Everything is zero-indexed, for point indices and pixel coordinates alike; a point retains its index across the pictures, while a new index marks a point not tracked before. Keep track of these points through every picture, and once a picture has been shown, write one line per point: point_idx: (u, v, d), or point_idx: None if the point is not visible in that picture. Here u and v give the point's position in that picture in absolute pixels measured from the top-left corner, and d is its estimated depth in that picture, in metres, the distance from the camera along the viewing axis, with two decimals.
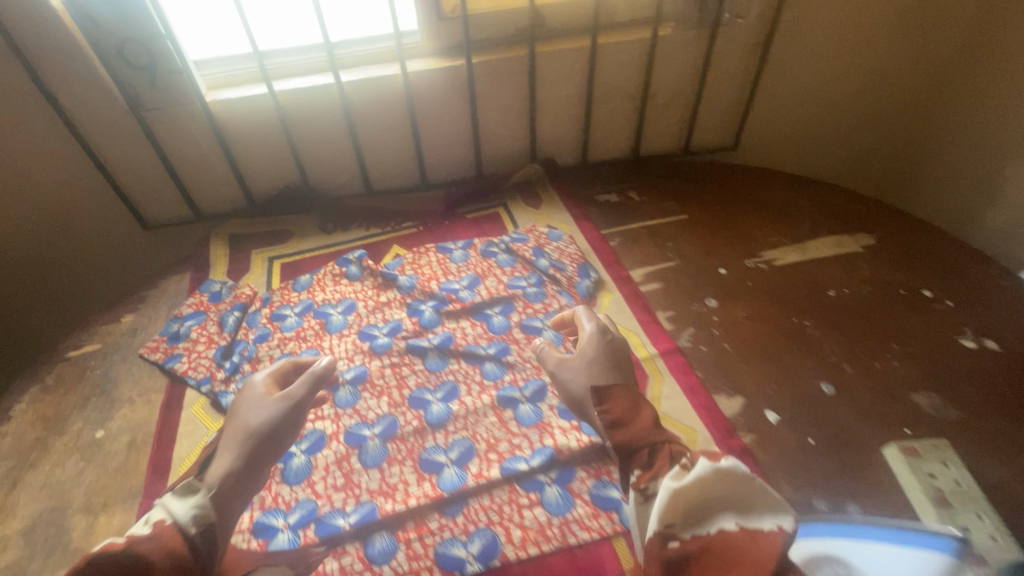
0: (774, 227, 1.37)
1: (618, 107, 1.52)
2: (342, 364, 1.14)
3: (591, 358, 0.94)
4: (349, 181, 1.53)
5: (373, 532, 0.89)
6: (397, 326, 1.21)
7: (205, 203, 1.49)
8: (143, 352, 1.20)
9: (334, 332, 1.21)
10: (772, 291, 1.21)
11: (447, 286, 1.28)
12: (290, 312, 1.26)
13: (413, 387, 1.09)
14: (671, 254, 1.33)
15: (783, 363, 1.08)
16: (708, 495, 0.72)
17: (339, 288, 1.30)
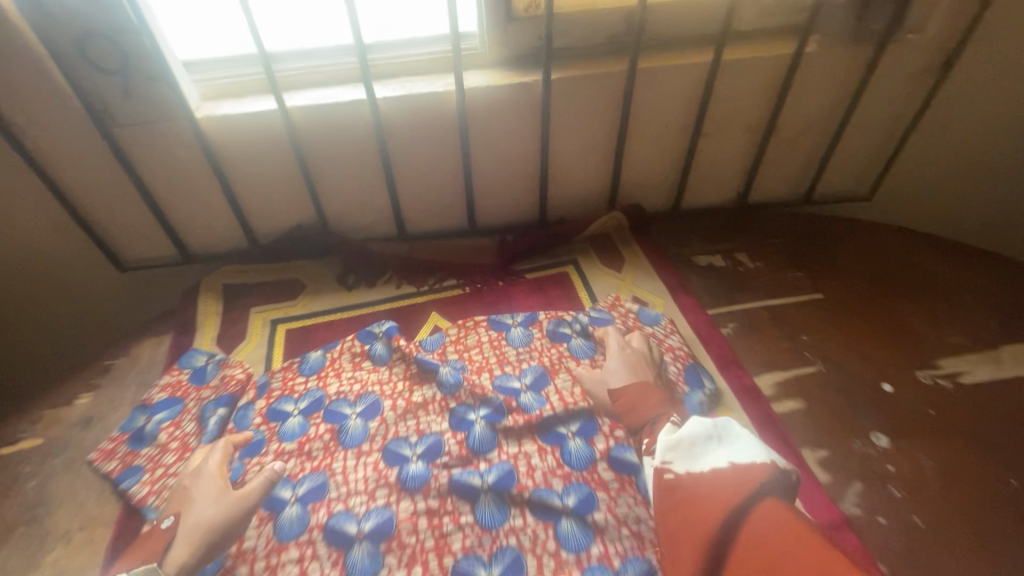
0: (950, 320, 1.01)
1: (731, 143, 1.17)
2: (359, 504, 0.81)
3: (613, 371, 0.93)
4: (378, 223, 1.21)
5: None
6: (437, 444, 0.87)
7: (196, 242, 1.18)
8: (94, 458, 0.89)
9: (350, 446, 0.88)
10: (971, 429, 0.86)
11: (504, 386, 0.94)
12: (292, 409, 0.93)
13: (459, 554, 0.76)
14: (810, 354, 0.98)
15: (1014, 562, 0.72)
16: (698, 442, 0.75)
17: (360, 375, 0.98)
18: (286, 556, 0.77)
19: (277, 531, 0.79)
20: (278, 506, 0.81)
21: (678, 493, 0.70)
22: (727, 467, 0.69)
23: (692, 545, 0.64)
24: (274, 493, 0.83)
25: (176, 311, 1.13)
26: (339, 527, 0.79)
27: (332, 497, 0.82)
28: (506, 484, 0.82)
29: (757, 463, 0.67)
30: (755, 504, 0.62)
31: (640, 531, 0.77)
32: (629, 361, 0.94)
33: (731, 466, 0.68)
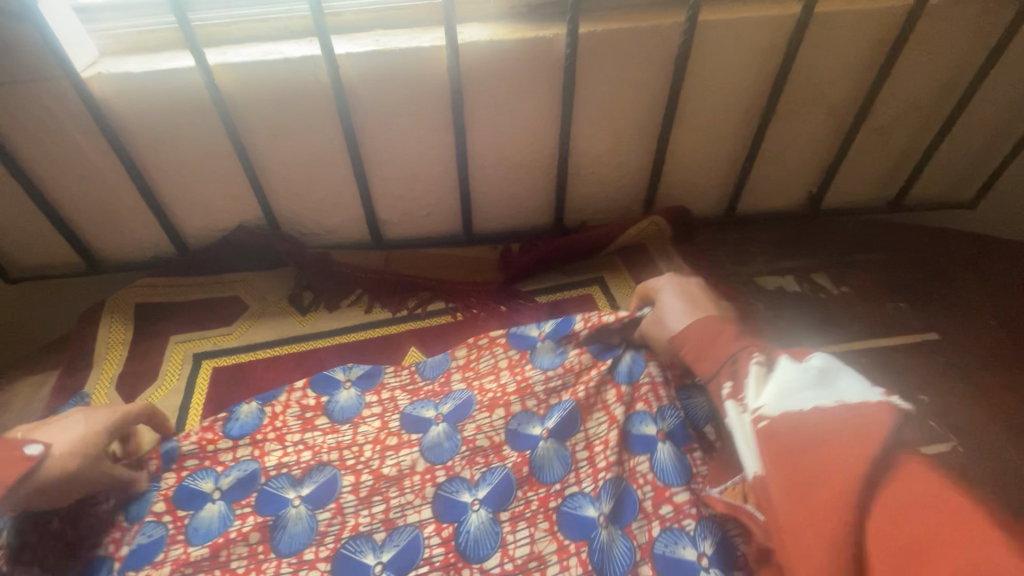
0: None
1: (808, 132, 0.89)
2: None
3: (663, 310, 0.67)
4: (346, 226, 0.93)
5: None
6: (414, 544, 0.61)
7: (106, 247, 0.90)
8: None
9: (286, 552, 0.61)
10: None
11: (524, 440, 0.66)
12: (210, 489, 0.65)
13: None
14: (937, 423, 0.70)
15: None
16: (793, 382, 0.53)
17: (308, 441, 0.69)
18: None
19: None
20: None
21: (782, 451, 0.50)
22: (840, 411, 0.50)
23: (824, 526, 0.44)
24: None
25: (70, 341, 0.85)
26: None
27: None
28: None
29: (874, 406, 0.49)
30: (896, 465, 0.46)
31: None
32: (685, 295, 0.67)
33: (844, 408, 0.50)
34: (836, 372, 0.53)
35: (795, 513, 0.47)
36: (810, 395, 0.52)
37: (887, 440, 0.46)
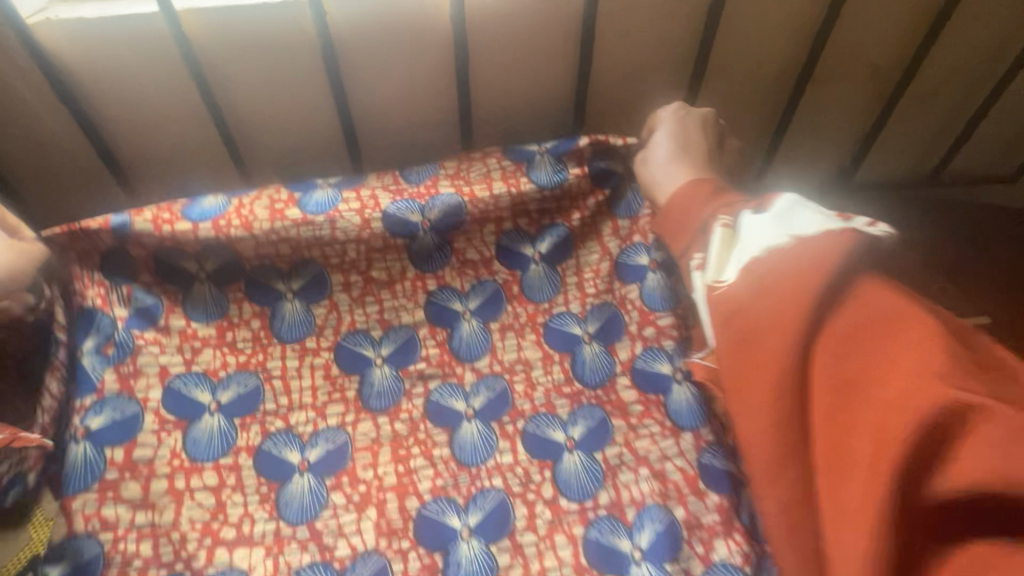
0: None
1: (848, 93, 0.81)
2: (307, 425, 0.66)
3: (654, 145, 0.61)
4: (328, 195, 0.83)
5: None
6: (410, 341, 0.69)
7: (42, 212, 0.78)
8: None
9: (286, 343, 0.68)
10: None
11: (554, 329, 0.70)
12: (207, 401, 0.65)
13: (439, 501, 0.62)
14: None
15: None
16: (764, 235, 0.43)
17: (330, 392, 0.67)
18: (202, 477, 0.62)
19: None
20: (280, 478, 0.63)
21: (729, 313, 0.42)
22: (789, 253, 0.41)
23: (763, 404, 0.38)
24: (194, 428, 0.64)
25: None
26: (296, 510, 0.62)
27: (267, 412, 0.66)
28: (496, 523, 0.62)
29: (831, 232, 0.41)
30: (852, 286, 0.39)
31: (663, 474, 0.64)
32: (684, 133, 0.61)
33: (800, 241, 0.41)
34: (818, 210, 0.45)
35: (745, 393, 0.39)
36: (770, 240, 0.43)
37: (851, 263, 0.39)
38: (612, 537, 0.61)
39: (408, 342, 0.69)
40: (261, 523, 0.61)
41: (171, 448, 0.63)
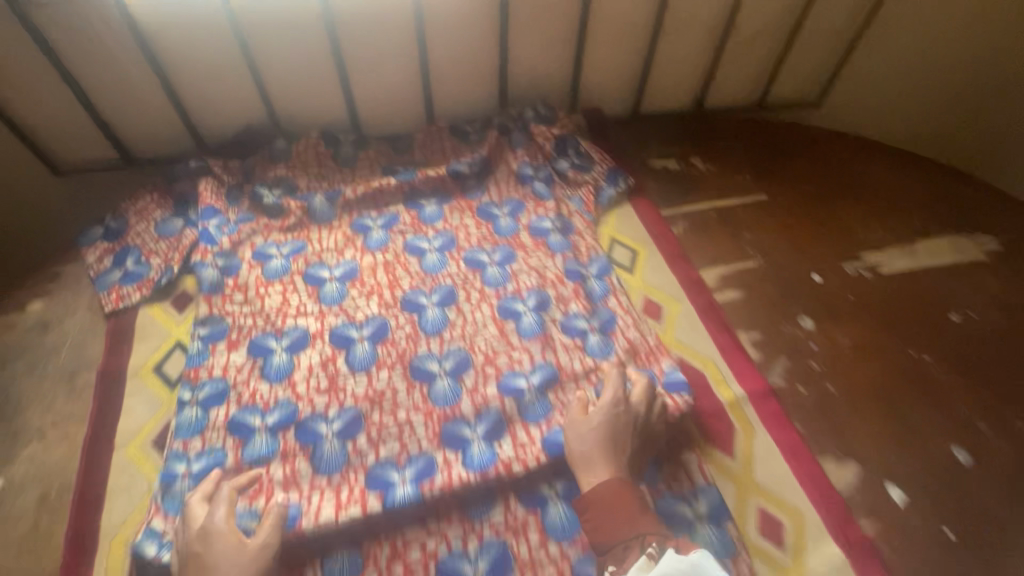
0: (880, 220, 1.10)
1: (689, 43, 1.17)
2: (331, 258, 1.02)
3: (586, 433, 0.74)
4: (334, 125, 1.17)
5: (332, 549, 0.72)
6: (394, 219, 1.08)
7: (138, 144, 1.11)
8: (107, 308, 0.94)
9: (323, 223, 1.07)
10: (884, 310, 0.96)
11: (483, 208, 1.09)
12: (275, 252, 1.02)
13: (408, 289, 0.98)
14: (751, 249, 1.05)
15: (907, 416, 0.84)
16: None
17: (347, 243, 1.04)
18: (272, 288, 0.98)
19: (251, 347, 0.90)
20: (318, 283, 0.99)
21: None
22: None
23: None
24: (263, 250, 1.02)
25: (114, 216, 1.07)
26: (330, 296, 0.97)
27: (310, 253, 1.03)
28: (448, 246, 1.04)
29: None
30: None
31: (545, 273, 0.99)
32: (616, 431, 0.74)
33: None
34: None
35: None
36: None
37: None
38: (514, 304, 0.96)
39: (394, 218, 1.08)
40: (309, 304, 0.96)
41: (255, 275, 0.99)
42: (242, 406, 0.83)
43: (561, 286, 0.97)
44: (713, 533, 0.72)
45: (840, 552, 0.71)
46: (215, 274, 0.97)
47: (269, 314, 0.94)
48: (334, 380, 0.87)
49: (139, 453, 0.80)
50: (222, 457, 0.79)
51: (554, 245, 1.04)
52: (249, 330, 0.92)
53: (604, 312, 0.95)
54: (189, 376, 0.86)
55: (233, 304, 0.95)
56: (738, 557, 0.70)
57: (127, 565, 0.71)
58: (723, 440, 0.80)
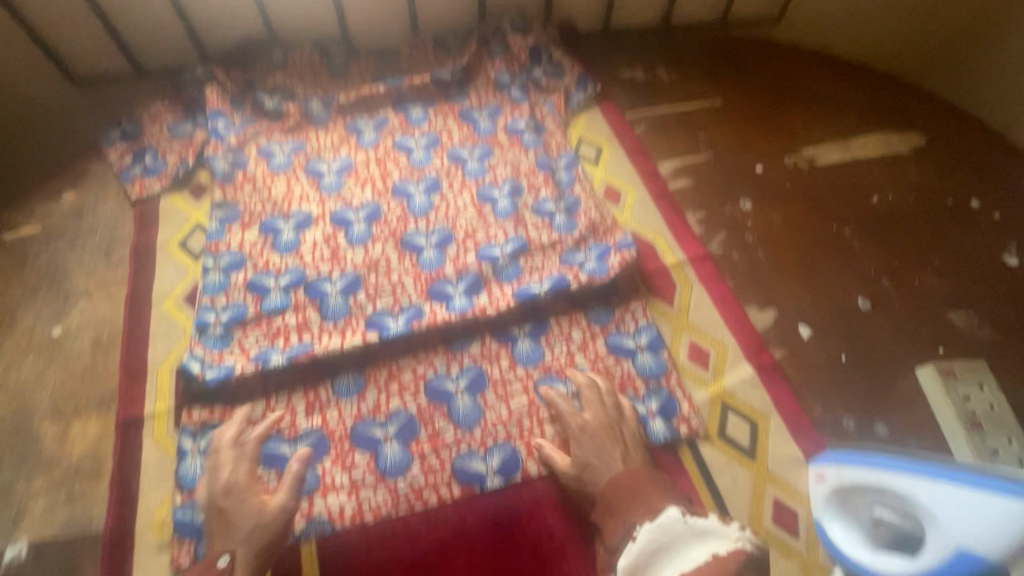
0: (821, 121, 1.22)
1: None
2: (328, 155, 1.14)
3: (587, 437, 0.77)
4: (326, 37, 1.26)
5: (340, 372, 0.88)
6: (383, 122, 1.19)
7: (146, 54, 1.20)
8: (133, 195, 1.07)
9: (320, 126, 1.18)
10: (813, 194, 1.10)
11: (465, 112, 1.21)
12: (279, 150, 1.14)
13: (397, 180, 1.11)
14: (703, 146, 1.18)
15: (822, 275, 0.99)
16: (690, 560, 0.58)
17: (342, 142, 1.16)
18: (278, 179, 1.10)
19: (262, 226, 1.03)
20: (318, 175, 1.11)
21: None
22: None
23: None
24: (267, 148, 1.14)
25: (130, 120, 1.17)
26: (330, 186, 1.10)
27: (309, 150, 1.15)
28: (432, 144, 1.16)
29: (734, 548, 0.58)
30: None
31: (519, 166, 1.12)
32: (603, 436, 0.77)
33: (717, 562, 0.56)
34: (694, 533, 0.61)
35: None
36: (668, 567, 0.59)
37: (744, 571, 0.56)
38: (491, 192, 1.09)
39: (384, 121, 1.20)
40: (312, 192, 1.09)
41: (261, 169, 1.11)
42: (258, 271, 0.97)
43: (533, 177, 1.10)
44: (650, 356, 0.89)
45: (753, 371, 0.88)
46: (227, 167, 1.09)
47: (275, 200, 1.07)
48: (336, 252, 1.01)
49: (174, 307, 0.94)
50: (243, 309, 0.93)
51: (527, 143, 1.16)
52: (259, 213, 1.05)
53: (570, 196, 1.08)
54: (211, 248, 0.99)
55: (244, 193, 1.07)
56: (668, 373, 0.87)
57: (172, 385, 0.86)
58: (664, 293, 0.97)
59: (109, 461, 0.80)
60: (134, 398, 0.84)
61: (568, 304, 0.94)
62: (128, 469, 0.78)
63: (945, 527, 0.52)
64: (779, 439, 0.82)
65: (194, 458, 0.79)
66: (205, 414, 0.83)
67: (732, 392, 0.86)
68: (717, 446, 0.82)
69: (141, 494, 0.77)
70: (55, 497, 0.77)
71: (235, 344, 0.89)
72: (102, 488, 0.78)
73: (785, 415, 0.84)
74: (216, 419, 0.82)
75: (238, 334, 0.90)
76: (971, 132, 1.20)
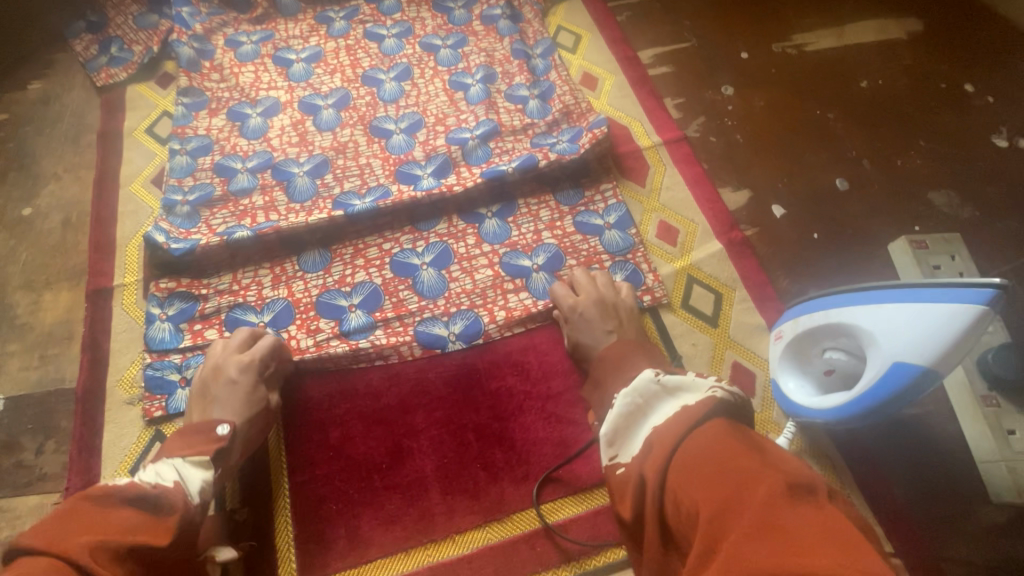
0: (817, 10, 1.14)
1: None
2: (296, 44, 1.04)
3: (580, 313, 0.74)
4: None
5: (305, 247, 0.85)
6: (354, 13, 1.08)
7: None
8: (99, 83, 1.04)
9: (288, 16, 1.06)
10: (800, 79, 1.05)
11: (439, 3, 1.09)
12: (245, 40, 1.03)
13: (366, 68, 1.02)
14: (687, 33, 1.11)
15: (802, 158, 0.96)
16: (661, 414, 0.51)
17: (311, 32, 1.05)
18: (245, 69, 1.00)
19: (230, 113, 0.95)
20: (286, 64, 1.01)
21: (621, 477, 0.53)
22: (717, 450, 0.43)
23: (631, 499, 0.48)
24: (234, 39, 1.03)
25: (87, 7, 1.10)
26: (298, 74, 1.01)
27: (278, 39, 1.04)
28: (405, 34, 1.06)
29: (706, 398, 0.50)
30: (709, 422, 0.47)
31: (492, 53, 1.04)
32: (598, 311, 0.73)
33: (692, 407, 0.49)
34: (668, 390, 0.54)
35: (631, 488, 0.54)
36: (642, 426, 0.53)
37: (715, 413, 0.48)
38: (464, 79, 1.01)
39: (354, 11, 1.08)
40: (279, 80, 1.00)
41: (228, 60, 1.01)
42: (225, 155, 0.92)
43: (507, 64, 1.02)
44: (617, 233, 0.87)
45: (721, 246, 0.87)
46: (191, 53, 0.99)
47: (243, 88, 0.98)
48: (303, 136, 0.94)
49: (142, 189, 0.94)
50: (210, 190, 0.88)
51: (504, 30, 1.06)
52: (227, 101, 0.97)
53: (545, 84, 1.01)
54: (176, 132, 0.93)
55: (211, 81, 0.98)
56: (636, 249, 0.86)
57: (141, 260, 0.87)
58: (637, 174, 0.95)
59: (80, 328, 0.82)
60: (102, 271, 0.85)
61: (536, 185, 0.90)
62: (98, 333, 0.80)
63: (883, 343, 0.52)
64: (741, 309, 0.82)
65: (162, 323, 0.79)
66: (174, 283, 0.82)
67: (699, 266, 0.86)
68: (679, 315, 0.82)
69: (111, 358, 0.79)
70: (29, 359, 0.80)
71: (202, 223, 0.85)
72: (73, 352, 0.80)
73: (750, 289, 0.84)
74: (183, 288, 0.81)
75: (207, 212, 0.86)
76: (978, 22, 1.12)
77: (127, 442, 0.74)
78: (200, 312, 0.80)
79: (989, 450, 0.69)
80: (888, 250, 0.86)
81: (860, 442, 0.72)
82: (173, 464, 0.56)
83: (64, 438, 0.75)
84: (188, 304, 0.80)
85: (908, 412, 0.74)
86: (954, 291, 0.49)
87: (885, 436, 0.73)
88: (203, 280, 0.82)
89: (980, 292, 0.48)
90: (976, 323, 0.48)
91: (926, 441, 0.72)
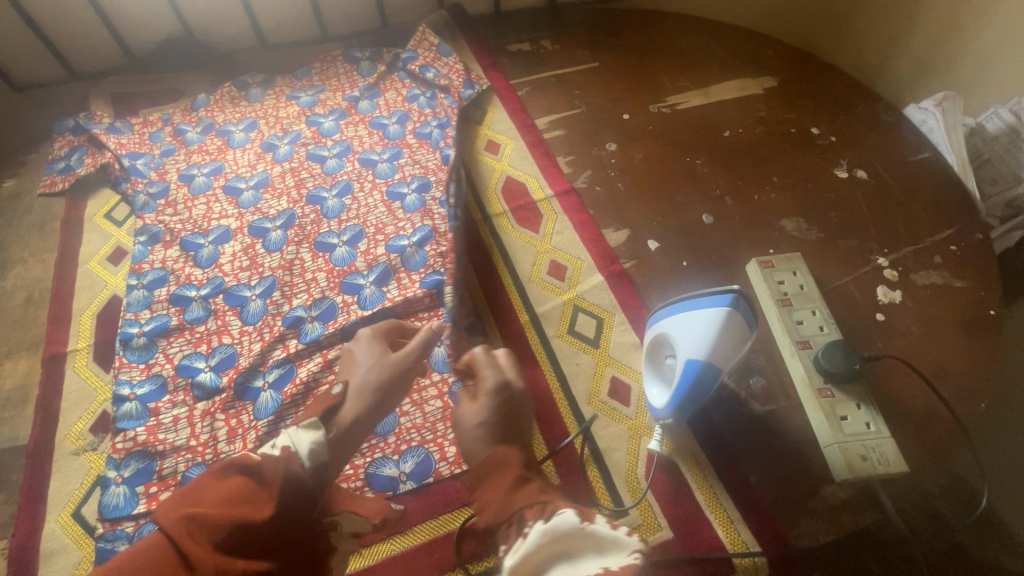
0: (687, 74, 1.33)
1: None
2: (245, 172, 1.18)
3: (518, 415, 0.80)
4: (246, 49, 1.41)
5: (258, 391, 0.90)
6: (297, 138, 1.24)
7: (79, 59, 1.32)
8: (41, 190, 1.18)
9: (237, 147, 1.22)
10: (671, 133, 1.23)
11: (375, 120, 1.26)
12: (197, 172, 1.18)
13: (311, 188, 1.15)
14: (578, 102, 1.30)
15: (674, 199, 1.11)
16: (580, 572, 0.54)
17: (258, 160, 1.20)
18: (198, 201, 1.14)
19: (182, 244, 1.07)
20: (236, 192, 1.15)
21: None
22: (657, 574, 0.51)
23: None
24: (188, 172, 1.18)
25: (80, 112, 1.29)
26: (247, 200, 1.14)
27: (228, 172, 1.18)
28: (345, 152, 1.21)
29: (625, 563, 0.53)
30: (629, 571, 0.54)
31: (423, 163, 1.17)
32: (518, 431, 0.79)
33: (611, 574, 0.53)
34: (586, 537, 0.55)
35: None
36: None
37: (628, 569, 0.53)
38: (400, 190, 1.14)
39: (298, 135, 1.24)
40: (230, 209, 1.13)
41: (181, 194, 1.14)
42: (181, 284, 1.02)
43: (438, 172, 1.16)
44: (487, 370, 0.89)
45: (602, 278, 1.01)
46: (150, 200, 1.13)
47: (195, 220, 1.11)
48: (254, 260, 1.05)
49: (98, 266, 1.07)
50: (166, 319, 0.98)
51: (435, 143, 1.21)
52: (180, 232, 1.09)
53: (456, 187, 1.12)
54: (134, 268, 1.03)
55: (165, 216, 1.11)
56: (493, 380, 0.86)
57: (93, 328, 0.98)
58: (532, 223, 1.10)
59: (35, 391, 0.92)
60: (58, 340, 0.97)
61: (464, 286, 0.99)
62: (50, 395, 0.90)
63: (684, 342, 0.66)
64: (620, 331, 0.95)
65: (116, 487, 0.81)
66: (131, 442, 0.85)
67: (583, 297, 0.99)
68: (566, 339, 0.95)
69: (59, 423, 0.88)
70: None
71: (158, 353, 0.94)
72: (26, 413, 0.90)
73: (628, 313, 0.97)
74: (140, 446, 0.84)
75: (164, 342, 0.95)
76: (822, 78, 1.30)
77: (71, 489, 0.83)
78: (157, 473, 0.83)
79: (826, 435, 0.80)
80: (740, 275, 1.00)
81: (718, 433, 0.84)
82: (289, 431, 0.60)
83: (13, 490, 0.83)
84: (146, 464, 0.83)
85: (761, 409, 0.85)
86: (717, 299, 0.65)
87: (740, 429, 0.84)
88: (160, 437, 0.85)
89: (730, 296, 0.64)
90: (730, 319, 0.63)
91: (777, 433, 0.83)
